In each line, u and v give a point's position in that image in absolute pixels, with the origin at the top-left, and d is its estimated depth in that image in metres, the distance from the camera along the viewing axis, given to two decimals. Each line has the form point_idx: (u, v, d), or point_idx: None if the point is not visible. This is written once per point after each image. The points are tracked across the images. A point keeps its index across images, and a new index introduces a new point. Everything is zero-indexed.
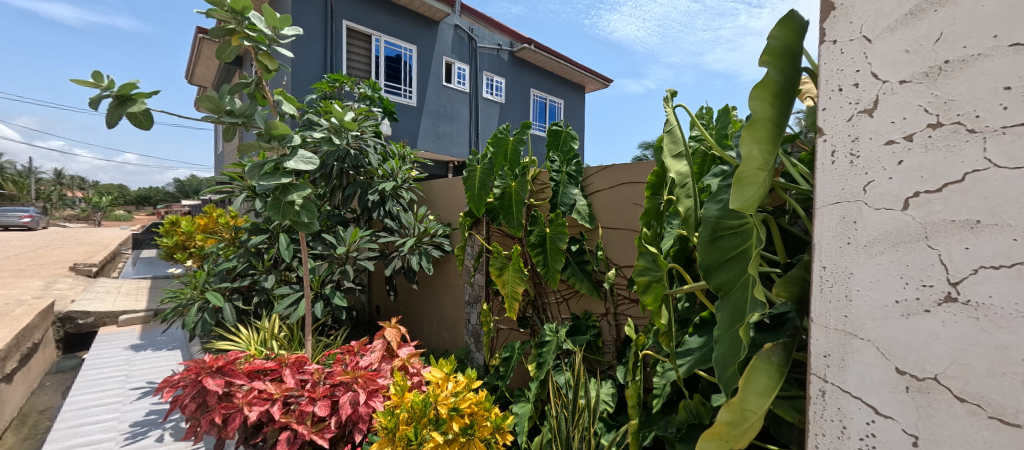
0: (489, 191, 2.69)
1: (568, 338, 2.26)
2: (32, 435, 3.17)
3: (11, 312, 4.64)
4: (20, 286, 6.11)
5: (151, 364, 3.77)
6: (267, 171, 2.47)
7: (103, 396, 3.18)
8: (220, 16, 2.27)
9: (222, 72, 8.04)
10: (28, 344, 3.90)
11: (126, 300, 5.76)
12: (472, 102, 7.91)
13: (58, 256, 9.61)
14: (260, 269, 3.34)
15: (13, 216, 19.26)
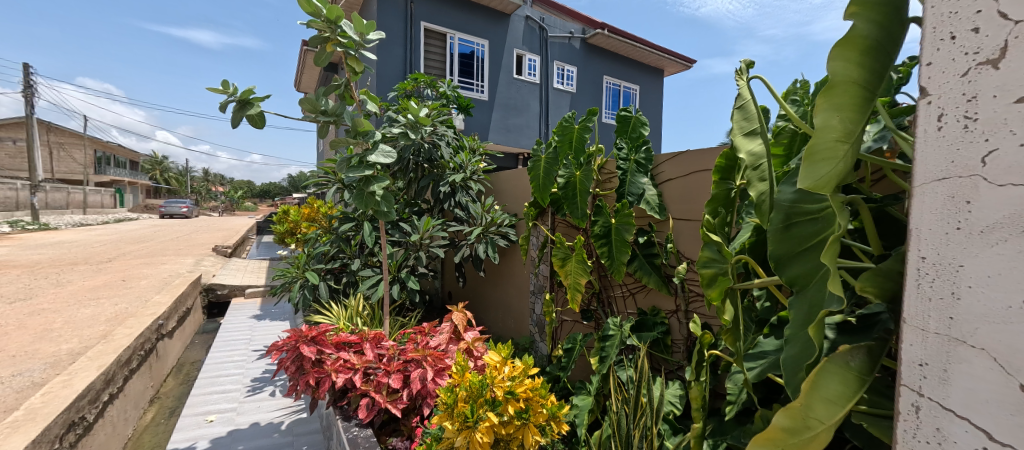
0: (552, 180, 2.69)
1: (632, 333, 2.17)
2: (185, 382, 3.94)
3: (173, 282, 5.80)
4: (180, 262, 7.59)
5: (268, 332, 4.45)
6: (354, 164, 2.75)
7: (232, 355, 3.83)
8: (318, 27, 2.57)
9: (323, 79, 9.08)
10: (182, 309, 4.84)
11: (252, 277, 6.85)
12: (544, 93, 7.90)
13: (207, 239, 11.73)
14: (348, 253, 3.77)
15: (177, 207, 23.78)
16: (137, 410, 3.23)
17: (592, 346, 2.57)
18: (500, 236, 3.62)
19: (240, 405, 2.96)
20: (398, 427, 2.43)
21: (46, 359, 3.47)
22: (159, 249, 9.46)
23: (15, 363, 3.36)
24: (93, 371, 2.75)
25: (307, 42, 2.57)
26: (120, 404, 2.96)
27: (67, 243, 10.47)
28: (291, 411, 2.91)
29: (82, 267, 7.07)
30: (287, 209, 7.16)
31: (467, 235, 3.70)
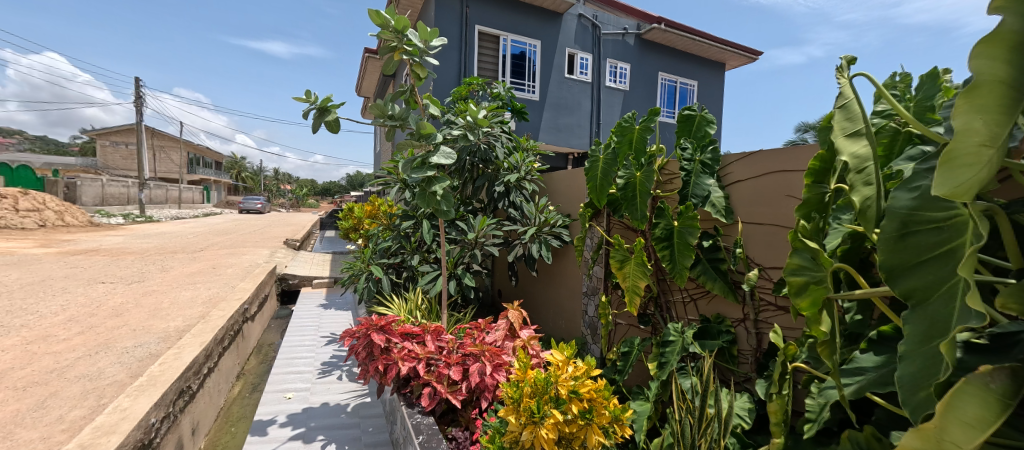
0: (610, 182, 2.66)
1: (694, 340, 2.12)
2: (265, 361, 4.31)
3: (253, 271, 6.37)
4: (256, 253, 8.30)
5: (334, 320, 4.77)
6: (417, 165, 2.88)
7: (304, 339, 4.14)
8: (386, 37, 2.72)
9: (382, 83, 9.55)
10: (262, 295, 5.31)
11: (317, 269, 7.36)
12: (596, 91, 7.83)
13: (279, 233, 12.74)
14: (408, 249, 3.98)
15: (251, 204, 25.95)
16: (227, 383, 3.59)
17: (650, 352, 2.53)
18: (553, 236, 3.65)
19: (313, 385, 3.21)
20: (456, 417, 2.54)
21: (157, 334, 3.95)
22: (239, 241, 10.41)
23: (134, 336, 3.87)
24: (197, 346, 3.10)
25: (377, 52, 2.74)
26: (216, 377, 3.32)
27: (166, 234, 11.83)
28: (357, 394, 3.11)
29: (179, 255, 7.95)
30: (350, 206, 7.61)
31: (521, 235, 3.75)
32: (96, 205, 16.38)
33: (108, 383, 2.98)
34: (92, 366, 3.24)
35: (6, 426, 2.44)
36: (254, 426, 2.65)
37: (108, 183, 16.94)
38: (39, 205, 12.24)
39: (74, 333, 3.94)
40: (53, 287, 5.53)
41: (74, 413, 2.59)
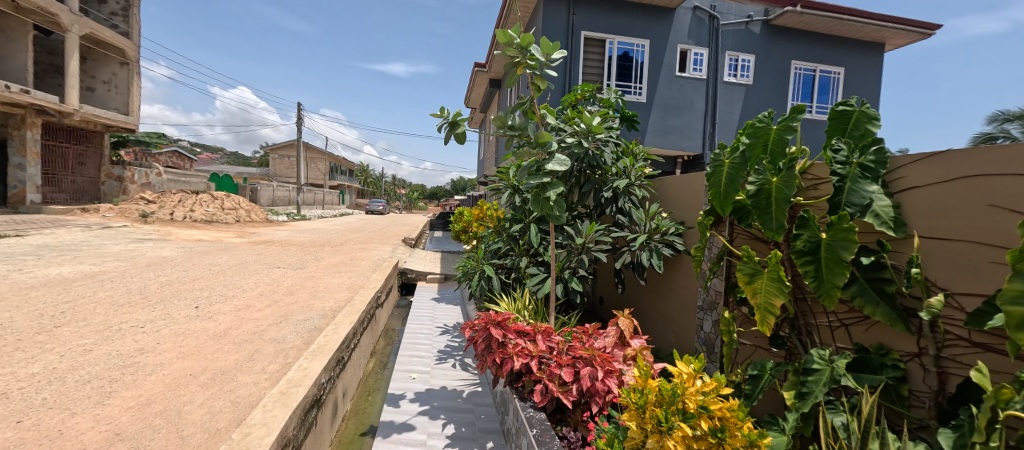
0: (738, 187, 2.35)
1: (848, 373, 1.85)
2: (390, 343, 5.70)
3: (380, 264, 7.29)
4: (382, 248, 9.46)
5: (445, 313, 5.95)
6: (534, 171, 2.98)
7: (422, 329, 5.32)
8: (511, 54, 2.92)
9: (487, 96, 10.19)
10: (389, 286, 6.52)
11: (432, 264, 8.18)
12: (712, 88, 7.31)
13: (399, 232, 14.20)
14: (517, 251, 4.34)
15: (374, 207, 29.21)
16: (364, 361, 4.89)
17: (785, 378, 2.29)
18: (663, 244, 3.53)
19: (432, 369, 4.11)
20: (565, 417, 2.58)
21: (318, 311, 5.11)
22: (367, 237, 11.92)
23: (302, 312, 5.05)
24: (347, 325, 4.32)
25: (502, 67, 2.95)
26: (357, 353, 4.55)
27: (317, 230, 13.99)
28: (469, 382, 3.83)
29: (326, 247, 9.37)
30: (459, 210, 7.99)
31: (630, 242, 3.66)
32: (267, 206, 20.10)
33: (289, 346, 4.00)
34: (278, 332, 4.36)
35: (231, 370, 3.40)
36: (391, 397, 3.56)
37: (275, 188, 20.79)
38: (237, 205, 15.22)
39: (264, 305, 5.19)
40: (247, 268, 6.88)
41: (270, 367, 3.52)
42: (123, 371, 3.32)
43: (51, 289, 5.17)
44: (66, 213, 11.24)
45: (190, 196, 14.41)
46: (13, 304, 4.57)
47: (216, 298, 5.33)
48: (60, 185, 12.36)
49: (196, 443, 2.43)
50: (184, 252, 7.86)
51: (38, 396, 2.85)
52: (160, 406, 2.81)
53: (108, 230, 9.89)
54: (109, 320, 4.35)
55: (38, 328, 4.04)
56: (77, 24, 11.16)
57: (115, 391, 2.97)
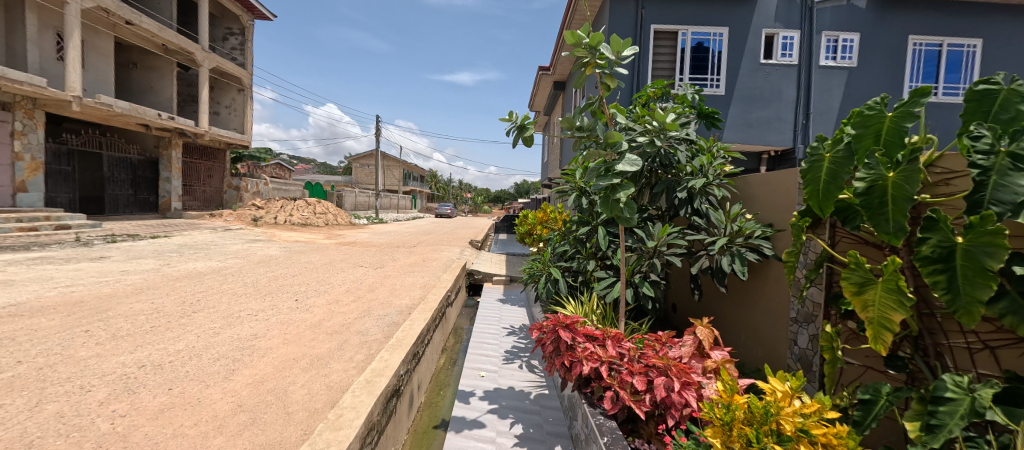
0: (842, 184, 2.04)
1: (996, 406, 1.53)
2: (459, 341, 5.88)
3: (451, 264, 7.58)
4: (451, 249, 9.82)
5: (511, 314, 5.99)
6: (603, 172, 2.89)
7: (490, 328, 5.39)
8: (580, 54, 3.01)
9: (551, 98, 10.19)
10: (458, 286, 6.74)
11: (499, 266, 8.33)
12: (805, 74, 6.63)
13: (468, 234, 14.67)
14: (583, 254, 4.34)
15: (442, 211, 30.36)
16: (436, 357, 5.08)
17: (906, 407, 1.95)
18: (748, 249, 3.26)
19: (500, 369, 4.15)
20: (637, 428, 2.43)
21: (396, 307, 5.45)
22: (438, 239, 12.44)
23: (382, 307, 5.42)
24: (421, 321, 4.54)
25: (571, 68, 3.02)
26: (430, 349, 4.75)
27: (393, 232, 14.85)
28: (535, 384, 3.79)
29: (402, 248, 9.90)
30: (524, 213, 8.03)
31: (708, 245, 3.46)
32: (351, 210, 21.83)
33: (371, 339, 4.34)
34: (363, 325, 4.74)
35: (325, 357, 3.83)
36: (461, 393, 3.65)
37: (357, 194, 22.51)
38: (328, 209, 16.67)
39: (351, 299, 5.66)
40: (335, 265, 7.49)
41: (356, 357, 3.89)
42: (242, 351, 3.89)
43: (191, 279, 6.07)
44: (200, 217, 13.16)
45: (291, 202, 15.96)
46: (167, 291, 5.48)
47: (312, 290, 5.94)
48: (196, 194, 14.35)
49: (299, 419, 2.83)
50: (286, 251, 8.77)
51: (183, 369, 3.46)
52: (271, 384, 3.29)
53: (229, 231, 11.40)
54: (231, 307, 5.05)
55: (183, 312, 4.81)
56: (208, 61, 13.42)
57: (238, 368, 3.51)
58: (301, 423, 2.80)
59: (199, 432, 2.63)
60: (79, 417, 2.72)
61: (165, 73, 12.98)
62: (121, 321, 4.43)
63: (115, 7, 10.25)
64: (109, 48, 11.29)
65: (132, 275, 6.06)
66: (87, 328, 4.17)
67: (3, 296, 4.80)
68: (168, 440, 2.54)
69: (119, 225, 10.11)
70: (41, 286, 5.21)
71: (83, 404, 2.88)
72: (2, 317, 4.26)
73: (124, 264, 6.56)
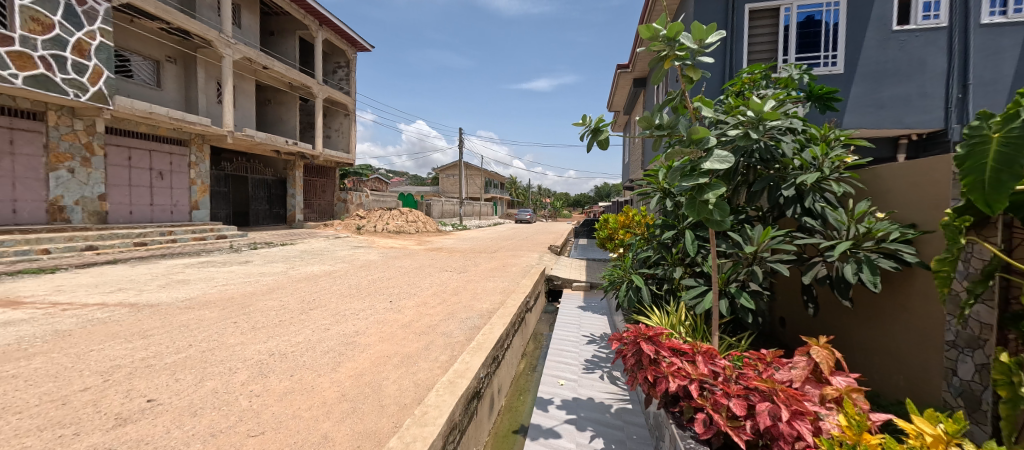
0: (1021, 173, 1.56)
1: None
2: (539, 347, 5.87)
3: (530, 270, 7.66)
4: (531, 254, 9.92)
5: (591, 322, 5.80)
6: (687, 172, 2.63)
7: (569, 336, 5.29)
8: (657, 48, 2.83)
9: (630, 95, 9.78)
10: (537, 291, 6.74)
11: (579, 272, 8.22)
12: (960, 37, 5.38)
13: (548, 239, 14.71)
14: (670, 260, 4.05)
15: (523, 216, 30.89)
16: (516, 362, 5.12)
17: None
18: (882, 255, 2.74)
19: (579, 378, 4.03)
20: None
21: (478, 311, 5.64)
22: (518, 245, 12.67)
23: (465, 310, 5.64)
24: (501, 326, 4.60)
25: (648, 64, 2.85)
26: (509, 353, 4.80)
27: (477, 238, 15.51)
28: (617, 397, 3.60)
29: (483, 254, 10.24)
30: (605, 216, 7.73)
31: (825, 250, 3.01)
32: (438, 218, 23.43)
33: (455, 341, 4.53)
34: (447, 327, 4.98)
35: (414, 356, 4.10)
36: (539, 401, 3.63)
37: (444, 202, 24.02)
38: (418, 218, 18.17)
39: (437, 302, 6.00)
40: (424, 270, 8.01)
41: (441, 357, 4.10)
42: (346, 346, 4.34)
43: (309, 281, 6.98)
44: (317, 227, 15.23)
45: (388, 213, 17.69)
46: (291, 291, 6.37)
47: (404, 293, 6.43)
48: (313, 206, 16.67)
49: (391, 412, 3.07)
50: (383, 256, 9.64)
51: (301, 359, 3.98)
52: (369, 378, 3.61)
53: (340, 239, 12.97)
54: (338, 307, 5.69)
55: (302, 309, 5.55)
56: (322, 92, 15.71)
57: (342, 361, 3.93)
58: (391, 416, 3.03)
59: (313, 415, 3.00)
60: (226, 394, 3.27)
61: (290, 105, 15.46)
62: (255, 315, 5.26)
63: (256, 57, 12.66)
64: (250, 89, 13.59)
65: (266, 276, 7.17)
66: (234, 320, 5.02)
67: (179, 291, 6.01)
68: (286, 420, 2.92)
69: (259, 235, 12.12)
70: (204, 285, 6.43)
71: (227, 384, 3.43)
72: (177, 309, 5.33)
73: (259, 267, 7.80)
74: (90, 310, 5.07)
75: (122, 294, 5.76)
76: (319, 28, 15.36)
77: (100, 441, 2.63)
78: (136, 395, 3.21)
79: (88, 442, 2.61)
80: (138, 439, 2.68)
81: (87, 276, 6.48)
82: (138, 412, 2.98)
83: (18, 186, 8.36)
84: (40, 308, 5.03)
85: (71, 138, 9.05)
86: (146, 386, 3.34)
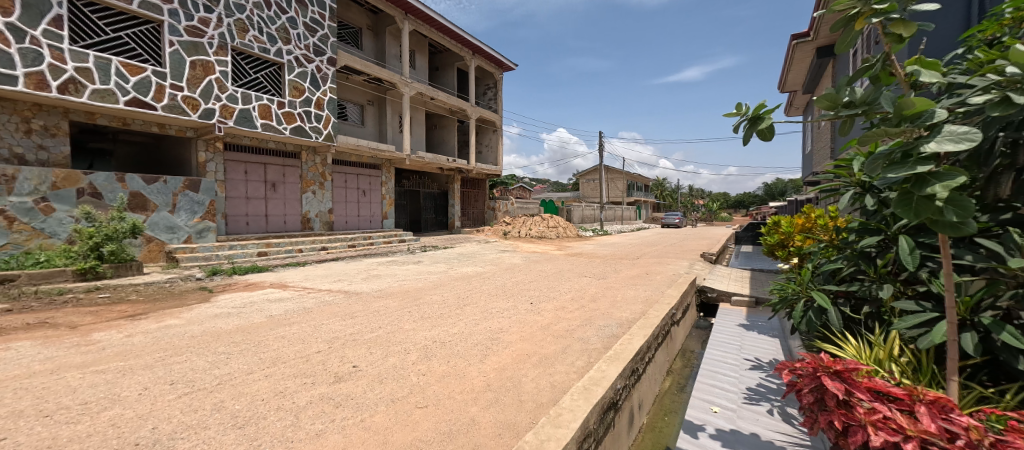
0: None
1: None
2: (688, 365, 5.29)
3: (677, 279, 7.15)
4: (678, 263, 9.22)
5: (758, 344, 4.89)
6: (896, 159, 1.61)
7: (726, 357, 4.56)
8: (841, 8, 1.95)
9: (814, 68, 8.27)
10: (686, 304, 6.12)
11: (737, 284, 7.32)
12: None
13: (698, 246, 13.48)
14: (872, 276, 2.94)
15: (670, 220, 28.96)
16: (660, 378, 4.69)
17: None
18: None
19: (739, 408, 3.42)
20: None
21: (617, 319, 5.42)
22: (664, 251, 11.90)
23: (604, 317, 5.50)
24: (641, 337, 4.12)
25: (830, 32, 2.05)
26: (653, 367, 4.39)
27: (618, 243, 15.20)
28: (794, 441, 2.87)
29: (624, 260, 9.89)
30: (777, 219, 6.52)
31: None
32: (579, 223, 23.99)
33: (591, 347, 4.40)
34: (584, 333, 4.91)
35: (552, 358, 4.04)
36: (688, 425, 3.26)
37: (584, 208, 24.66)
38: (559, 224, 18.65)
39: (576, 308, 6.01)
40: (563, 274, 8.19)
41: (577, 362, 3.94)
42: (491, 341, 4.61)
43: (465, 279, 7.92)
44: (472, 232, 17.21)
45: (531, 218, 18.91)
46: (450, 287, 7.32)
47: (542, 296, 6.65)
48: (469, 214, 18.94)
49: (528, 408, 2.89)
50: (526, 260, 10.25)
51: (456, 348, 4.33)
52: (510, 372, 3.61)
53: (490, 243, 14.40)
54: (487, 305, 6.26)
55: (458, 304, 6.33)
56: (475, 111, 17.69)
57: (487, 355, 4.10)
58: (528, 413, 2.83)
59: (462, 399, 3.02)
60: (403, 370, 3.61)
61: (449, 127, 17.92)
62: (420, 306, 6.21)
63: (427, 91, 15.22)
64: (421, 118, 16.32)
65: (433, 274, 8.43)
66: (409, 309, 6.07)
67: (374, 283, 7.63)
68: (444, 399, 3.00)
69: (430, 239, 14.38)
70: (390, 279, 7.97)
71: (403, 361, 3.86)
72: (373, 297, 6.76)
73: (427, 266, 9.22)
74: (321, 294, 6.87)
75: (341, 283, 7.64)
76: (472, 56, 17.58)
77: (325, 391, 3.09)
78: (345, 363, 3.76)
79: (317, 391, 3.09)
80: (348, 394, 3.07)
81: (321, 268, 8.79)
82: (347, 373, 3.49)
83: (287, 204, 11.87)
84: (297, 290, 7.08)
85: (314, 168, 12.52)
86: (352, 355, 4.00)
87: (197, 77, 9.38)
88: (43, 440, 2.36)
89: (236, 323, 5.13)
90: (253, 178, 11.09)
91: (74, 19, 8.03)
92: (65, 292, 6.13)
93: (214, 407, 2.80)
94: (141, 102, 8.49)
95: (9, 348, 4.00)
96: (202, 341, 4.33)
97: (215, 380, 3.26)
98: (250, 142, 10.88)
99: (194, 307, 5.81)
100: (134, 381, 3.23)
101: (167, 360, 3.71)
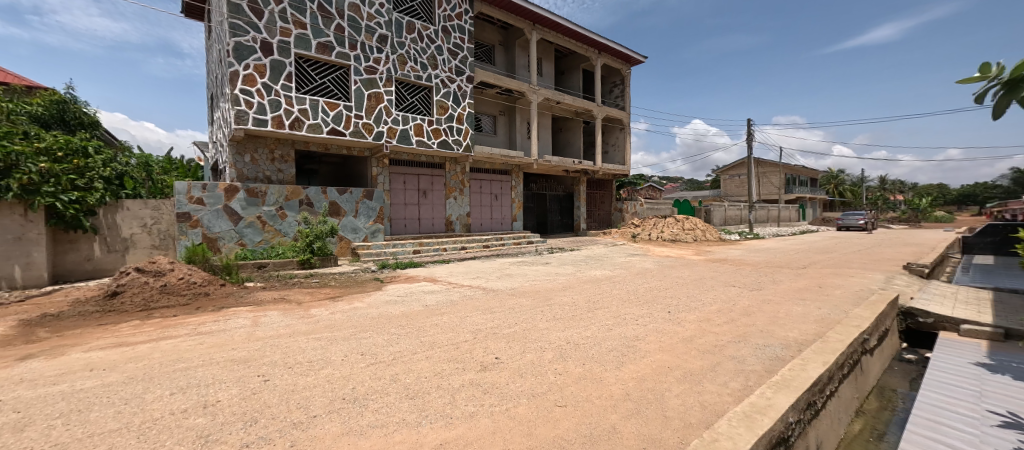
0: None
1: None
2: (886, 408, 4.28)
3: (868, 297, 5.90)
4: (869, 277, 7.59)
5: (1009, 394, 3.64)
6: None
7: (955, 407, 3.51)
8: None
9: None
10: (882, 330, 5.02)
11: (964, 309, 5.70)
12: None
13: (893, 255, 10.90)
14: None
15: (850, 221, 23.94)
16: (845, 418, 3.89)
17: None
18: None
19: None
20: None
21: (780, 339, 4.71)
22: (842, 260, 9.95)
23: (762, 336, 4.84)
24: (818, 365, 3.51)
25: None
26: (836, 403, 3.67)
27: (773, 248, 13.24)
28: None
29: (785, 270, 8.53)
30: None
31: None
32: (720, 225, 21.72)
33: (748, 369, 3.92)
34: (737, 351, 4.40)
35: (699, 375, 3.73)
36: None
37: (729, 207, 22.16)
38: (695, 226, 17.11)
39: (723, 321, 5.43)
40: (705, 282, 7.49)
41: (731, 384, 3.56)
42: (628, 349, 4.47)
43: (595, 283, 7.84)
44: (599, 235, 16.96)
45: (664, 220, 17.76)
46: (580, 290, 7.33)
47: (682, 306, 6.17)
48: (595, 216, 18.73)
49: (674, 427, 2.71)
50: (660, 265, 9.64)
51: (591, 351, 4.31)
52: (650, 385, 3.44)
53: (619, 246, 13.98)
54: (621, 310, 6.09)
55: (590, 307, 6.30)
56: (601, 111, 17.45)
57: (626, 363, 3.99)
58: (676, 430, 2.67)
59: (601, 404, 3.00)
60: (540, 367, 3.76)
61: (575, 129, 18.02)
62: (555, 307, 6.35)
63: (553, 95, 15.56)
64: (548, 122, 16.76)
65: (565, 276, 8.55)
66: (543, 308, 6.27)
67: (511, 282, 8.08)
68: (584, 402, 3.03)
69: (557, 242, 14.62)
70: (525, 279, 8.34)
71: (540, 358, 4.01)
72: (509, 295, 7.16)
73: (557, 268, 9.42)
74: (465, 289, 7.55)
75: (480, 280, 8.30)
76: (598, 56, 17.40)
77: (474, 378, 3.39)
78: (489, 354, 4.07)
79: (467, 377, 3.42)
80: (493, 383, 3.31)
81: (464, 267, 9.67)
82: (491, 364, 3.77)
83: (434, 209, 13.35)
84: (445, 284, 7.92)
85: (456, 177, 13.81)
86: (496, 348, 4.30)
87: (372, 106, 11.26)
88: (290, 385, 3.09)
89: (402, 310, 5.96)
90: (409, 187, 12.78)
91: (298, 73, 10.27)
92: (293, 277, 7.97)
93: (393, 378, 3.31)
94: (337, 131, 10.55)
95: (265, 315, 5.37)
96: (380, 323, 5.14)
97: (391, 356, 3.86)
98: (407, 157, 12.57)
99: (372, 294, 6.99)
100: (337, 349, 4.01)
101: (356, 336, 4.52)
